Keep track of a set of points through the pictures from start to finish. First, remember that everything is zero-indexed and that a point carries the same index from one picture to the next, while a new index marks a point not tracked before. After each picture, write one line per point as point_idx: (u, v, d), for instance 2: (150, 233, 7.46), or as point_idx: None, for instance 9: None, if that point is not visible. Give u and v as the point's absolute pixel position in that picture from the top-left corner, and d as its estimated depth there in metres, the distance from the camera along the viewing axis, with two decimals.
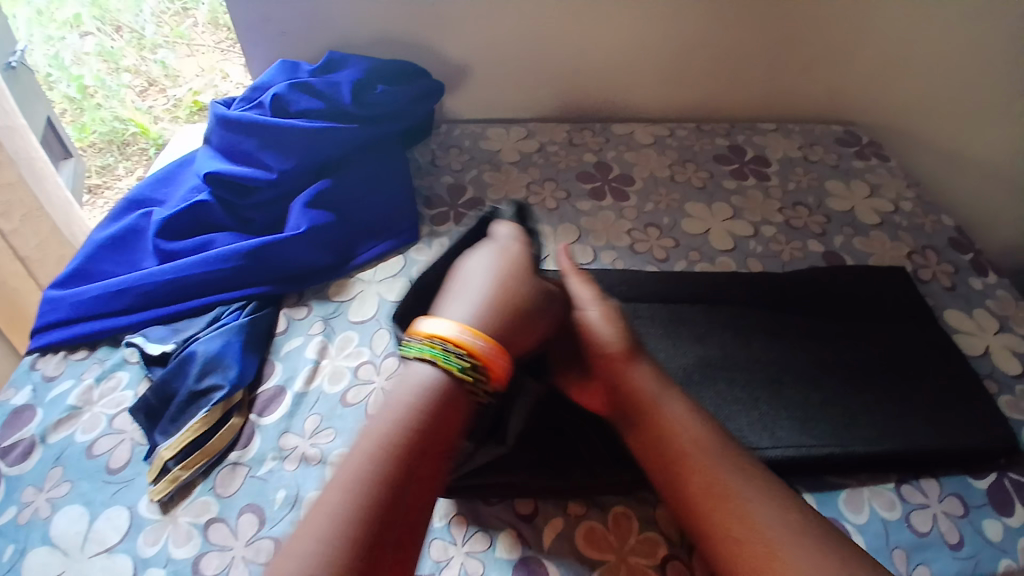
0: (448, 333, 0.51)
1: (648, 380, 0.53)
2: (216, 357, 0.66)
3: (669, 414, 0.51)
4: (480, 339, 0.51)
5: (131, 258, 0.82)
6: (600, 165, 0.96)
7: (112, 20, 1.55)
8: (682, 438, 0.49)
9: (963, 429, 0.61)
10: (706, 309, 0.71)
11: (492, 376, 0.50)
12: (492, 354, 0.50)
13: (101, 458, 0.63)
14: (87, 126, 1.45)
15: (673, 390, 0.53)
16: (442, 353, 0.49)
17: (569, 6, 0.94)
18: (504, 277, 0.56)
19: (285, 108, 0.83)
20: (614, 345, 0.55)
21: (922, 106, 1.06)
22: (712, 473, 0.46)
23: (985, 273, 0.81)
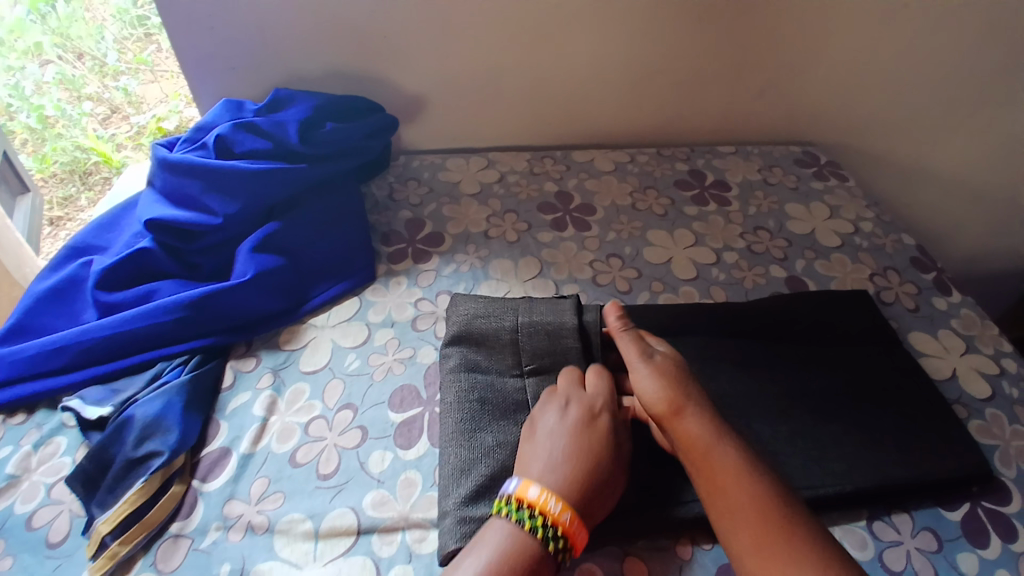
0: (546, 501, 0.50)
1: (699, 423, 0.54)
2: (155, 421, 0.62)
3: (721, 458, 0.52)
4: (570, 512, 0.50)
5: (72, 310, 0.77)
6: (561, 195, 0.95)
7: (74, 45, 1.32)
8: (739, 487, 0.50)
9: (938, 461, 0.60)
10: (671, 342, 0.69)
11: (573, 549, 0.50)
12: (577, 529, 0.50)
13: (40, 530, 0.58)
14: (49, 157, 1.29)
15: (726, 437, 0.53)
16: (524, 514, 0.50)
17: (526, 36, 0.93)
18: (589, 433, 0.55)
19: (228, 148, 0.80)
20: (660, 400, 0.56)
21: (877, 126, 1.08)
22: (771, 523, 0.48)
23: (949, 292, 0.81)
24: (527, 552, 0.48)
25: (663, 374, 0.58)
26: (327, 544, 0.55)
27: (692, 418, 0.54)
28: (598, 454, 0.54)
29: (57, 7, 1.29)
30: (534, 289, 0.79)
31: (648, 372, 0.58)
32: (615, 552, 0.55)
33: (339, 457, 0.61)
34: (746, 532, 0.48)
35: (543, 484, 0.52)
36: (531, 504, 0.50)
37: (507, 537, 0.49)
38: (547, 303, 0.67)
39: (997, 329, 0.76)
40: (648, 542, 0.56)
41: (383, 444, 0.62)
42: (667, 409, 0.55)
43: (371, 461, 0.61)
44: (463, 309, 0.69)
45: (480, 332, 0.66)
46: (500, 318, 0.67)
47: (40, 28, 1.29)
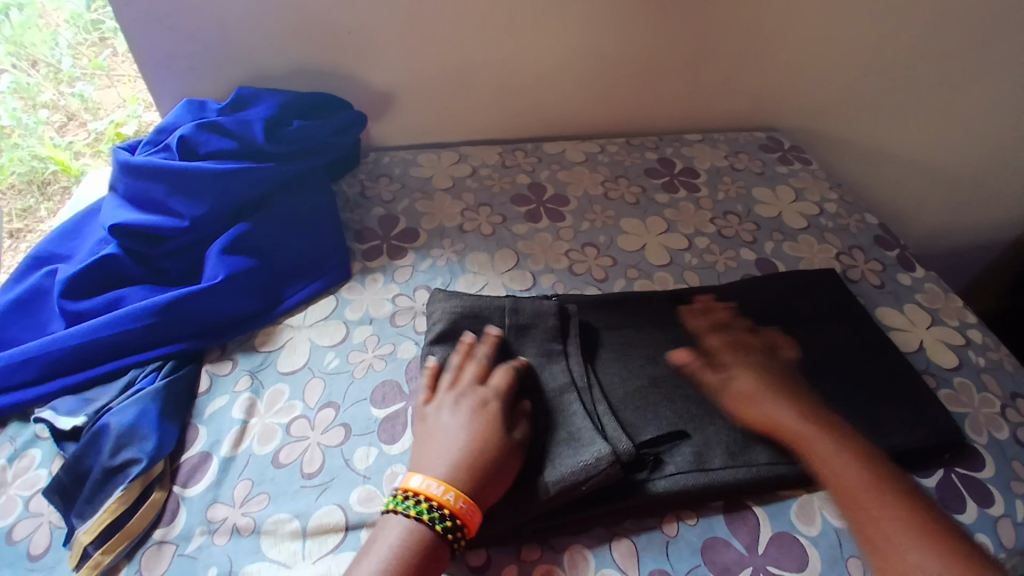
0: (429, 486, 0.52)
1: (797, 421, 0.60)
2: (131, 429, 0.60)
3: (823, 448, 0.58)
4: (454, 491, 0.51)
5: (38, 320, 0.74)
6: (534, 186, 0.95)
7: (29, 53, 1.06)
8: (842, 476, 0.56)
9: (909, 428, 0.62)
10: (650, 330, 0.70)
11: (468, 529, 0.51)
12: (465, 509, 0.51)
13: (20, 544, 0.56)
14: (4, 167, 1.05)
15: (819, 422, 0.60)
16: (411, 504, 0.51)
17: (494, 27, 0.93)
18: (478, 432, 0.55)
19: (193, 150, 0.78)
20: (751, 391, 0.63)
21: (835, 110, 1.12)
22: (878, 488, 0.55)
23: (911, 268, 0.85)
24: (420, 543, 0.50)
25: (753, 372, 0.64)
26: (315, 543, 0.55)
27: (786, 418, 0.61)
28: (484, 446, 0.54)
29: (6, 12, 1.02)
30: (512, 281, 0.80)
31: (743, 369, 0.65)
32: (601, 529, 0.56)
33: (323, 455, 0.61)
34: (858, 497, 0.55)
35: (429, 474, 0.53)
36: (416, 494, 0.52)
37: (398, 531, 0.50)
38: (531, 302, 0.69)
39: (958, 302, 0.80)
40: (635, 521, 0.57)
41: (368, 440, 0.62)
42: (753, 407, 0.62)
43: (356, 458, 0.61)
44: (444, 304, 0.69)
45: (467, 330, 0.67)
46: (488, 319, 0.67)
47: None
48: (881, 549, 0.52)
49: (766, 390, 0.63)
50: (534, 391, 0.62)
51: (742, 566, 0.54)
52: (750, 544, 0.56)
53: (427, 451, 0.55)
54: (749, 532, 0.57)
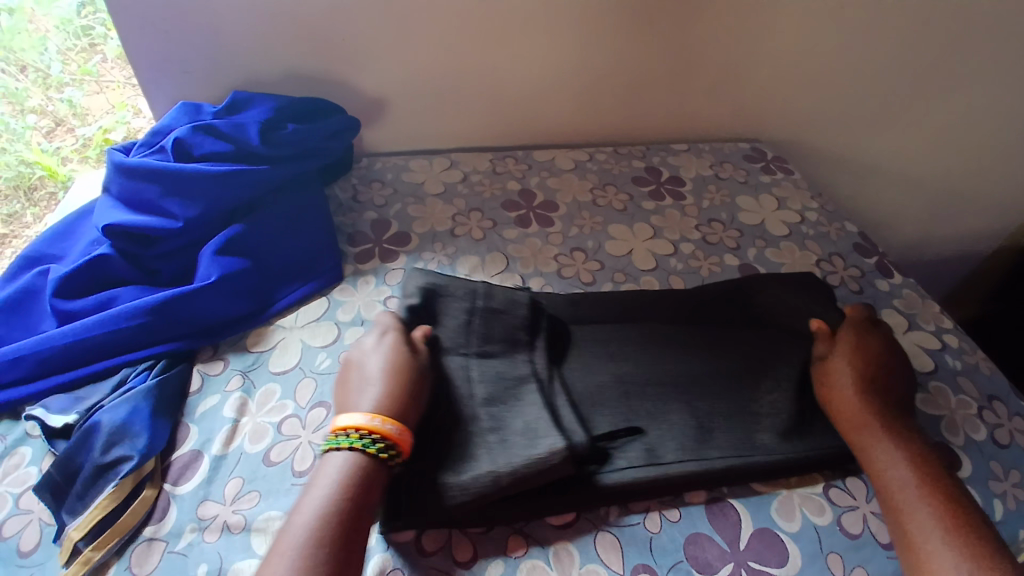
0: (355, 420, 0.55)
1: (872, 415, 0.61)
2: (123, 426, 0.60)
3: (885, 451, 0.59)
4: (380, 417, 0.55)
5: (28, 321, 0.74)
6: (524, 193, 0.97)
7: (17, 57, 1.04)
8: (893, 478, 0.57)
9: None
10: (620, 328, 0.72)
11: (402, 448, 0.55)
12: (395, 432, 0.55)
13: (10, 540, 0.56)
14: None
15: (896, 422, 0.60)
16: (345, 440, 0.54)
17: (485, 36, 0.95)
18: (389, 363, 0.60)
19: (187, 152, 0.79)
20: (842, 379, 0.64)
21: (816, 122, 1.15)
22: (929, 493, 0.55)
23: (890, 275, 0.87)
24: (357, 468, 0.53)
25: (847, 359, 0.65)
26: None
27: (861, 409, 0.61)
28: (398, 374, 0.59)
29: None
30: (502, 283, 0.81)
31: (844, 351, 0.66)
32: (580, 516, 0.58)
33: (314, 454, 0.62)
34: (907, 497, 0.55)
35: (354, 410, 0.57)
36: (346, 431, 0.55)
37: (334, 467, 0.53)
38: (504, 293, 0.69)
39: (936, 307, 0.83)
40: (620, 517, 0.58)
41: None
42: (837, 394, 0.63)
43: None
44: (420, 288, 0.69)
45: (438, 314, 0.67)
46: (459, 300, 0.68)
47: None
48: (914, 548, 0.52)
49: (854, 377, 0.64)
50: (495, 377, 0.62)
51: (725, 562, 0.56)
52: (732, 540, 0.57)
53: (349, 395, 0.59)
54: (732, 528, 0.58)
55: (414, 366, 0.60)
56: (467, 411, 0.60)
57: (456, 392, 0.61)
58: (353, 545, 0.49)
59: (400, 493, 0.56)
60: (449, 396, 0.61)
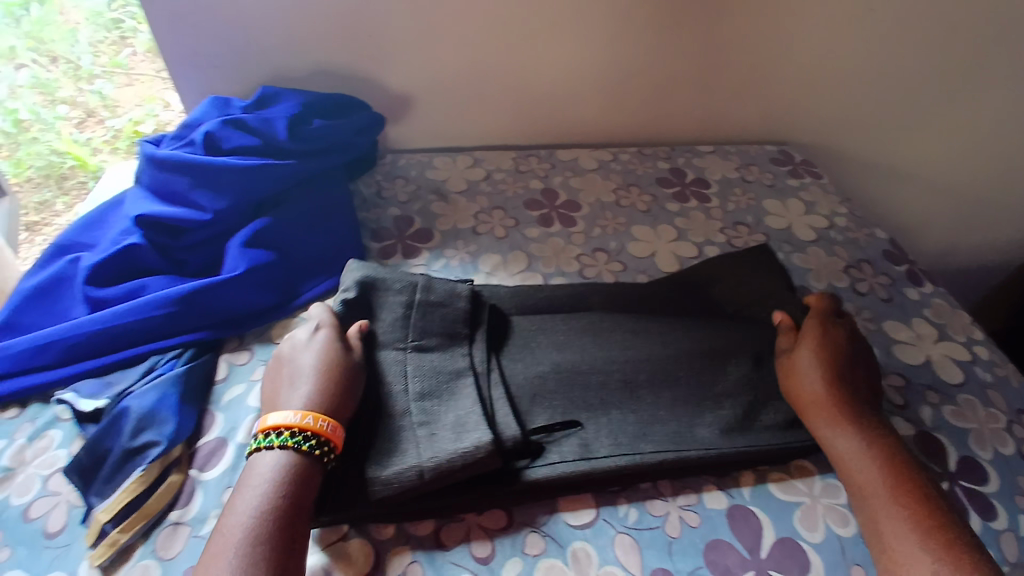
0: (286, 418, 0.55)
1: (839, 412, 0.60)
2: (151, 412, 0.62)
3: (852, 449, 0.58)
4: (310, 415, 0.55)
5: (59, 307, 0.76)
6: (547, 192, 0.97)
7: (49, 48, 1.17)
8: (862, 476, 0.57)
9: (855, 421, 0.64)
10: (564, 318, 0.71)
11: (334, 443, 0.55)
12: (326, 428, 0.55)
13: (37, 522, 0.58)
14: (22, 161, 1.13)
15: (862, 418, 0.60)
16: (276, 438, 0.54)
17: (511, 35, 0.95)
18: (320, 361, 0.60)
19: (217, 145, 0.81)
20: (807, 375, 0.63)
21: (846, 126, 1.13)
22: (896, 491, 0.55)
23: (920, 283, 0.85)
24: (291, 466, 0.53)
25: (811, 349, 0.64)
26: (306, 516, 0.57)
27: (827, 407, 0.61)
28: (332, 371, 0.59)
29: (30, 9, 1.15)
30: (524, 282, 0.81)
31: (807, 343, 0.65)
32: (597, 511, 0.58)
33: None
34: (875, 496, 0.55)
35: (285, 410, 0.57)
36: (276, 429, 0.54)
37: (265, 466, 0.53)
38: (444, 285, 0.68)
39: (966, 318, 0.81)
40: (640, 519, 0.58)
41: None
42: (804, 391, 0.62)
43: None
44: (361, 281, 0.68)
45: (374, 309, 0.67)
46: (397, 293, 0.67)
47: (13, 32, 1.14)
48: (885, 548, 0.53)
49: (819, 372, 0.62)
50: (428, 371, 0.62)
51: (744, 569, 0.55)
52: (753, 548, 0.56)
53: (281, 396, 0.59)
54: (753, 536, 0.57)
55: (345, 362, 0.60)
56: (399, 405, 0.59)
57: (389, 388, 0.60)
58: (292, 542, 0.50)
59: (333, 483, 0.56)
60: (379, 391, 0.61)
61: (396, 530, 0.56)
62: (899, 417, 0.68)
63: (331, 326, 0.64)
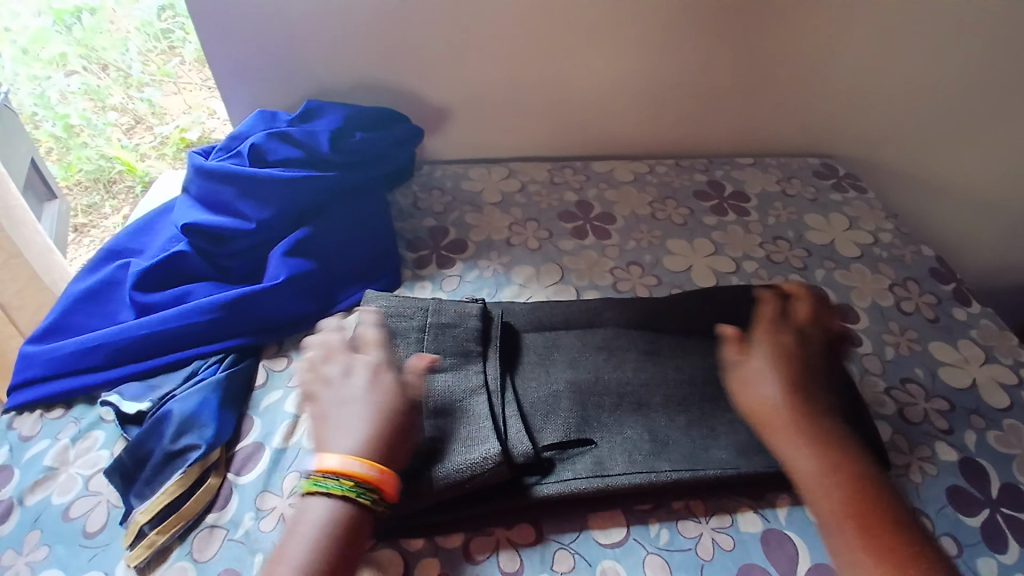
0: (345, 464, 0.52)
1: (795, 423, 0.54)
2: (192, 416, 0.64)
3: (809, 462, 0.52)
4: (370, 463, 0.52)
5: (108, 310, 0.80)
6: (582, 204, 0.97)
7: (99, 56, 1.39)
8: (822, 492, 0.51)
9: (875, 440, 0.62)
10: (580, 334, 0.72)
11: (389, 495, 0.53)
12: (384, 479, 0.52)
13: (76, 522, 0.60)
14: (73, 165, 1.43)
15: (818, 428, 0.54)
16: (335, 485, 0.51)
17: (547, 47, 0.96)
18: (380, 400, 0.57)
19: (262, 156, 0.83)
20: (760, 385, 0.57)
21: (893, 138, 1.09)
22: (860, 509, 0.49)
23: (969, 303, 0.81)
24: (341, 514, 0.51)
25: (766, 358, 0.59)
26: None
27: (782, 417, 0.55)
28: (392, 413, 0.56)
29: (82, 18, 1.36)
30: (557, 295, 0.81)
31: (761, 351, 0.60)
32: (627, 530, 0.58)
33: None
34: (838, 515, 0.49)
35: (341, 451, 0.53)
36: (335, 475, 0.52)
37: (321, 512, 0.51)
38: (455, 306, 0.70)
39: (1015, 339, 0.77)
40: (670, 541, 0.57)
41: None
42: (759, 401, 0.57)
43: None
44: (374, 306, 0.70)
45: (392, 331, 0.68)
46: (410, 317, 0.69)
47: (64, 38, 1.36)
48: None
49: (774, 381, 0.57)
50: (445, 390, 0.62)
51: None
52: (787, 575, 0.54)
53: (331, 432, 0.55)
54: (787, 562, 0.55)
55: (404, 402, 0.57)
56: None
57: None
58: None
59: None
60: None
61: (426, 543, 0.56)
62: (941, 442, 0.65)
63: (384, 358, 0.61)
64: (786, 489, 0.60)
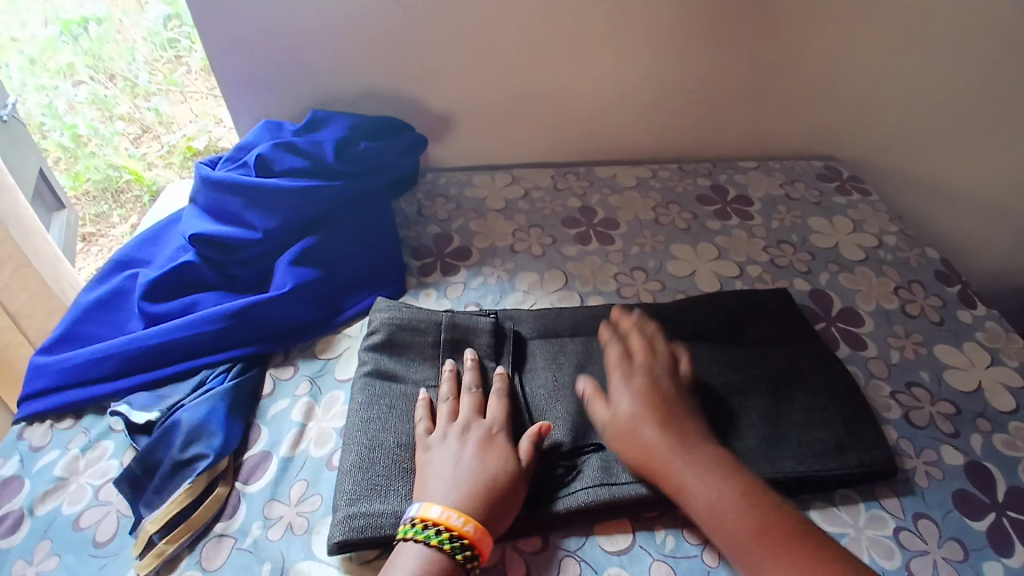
0: (448, 517, 0.52)
1: (671, 457, 0.55)
2: (201, 425, 0.65)
3: (696, 493, 0.53)
4: (473, 522, 0.52)
5: (117, 320, 0.81)
6: (585, 210, 0.97)
7: (105, 66, 1.42)
8: (717, 520, 0.52)
9: (876, 441, 0.62)
10: (585, 341, 0.72)
11: (482, 558, 0.51)
12: (481, 538, 0.51)
13: (86, 531, 0.61)
14: (81, 175, 1.48)
15: (694, 456, 0.55)
16: (434, 536, 0.51)
17: (550, 54, 0.96)
18: (493, 463, 0.56)
19: (269, 166, 0.84)
20: (634, 429, 0.58)
21: (897, 140, 1.08)
22: (755, 524, 0.50)
23: (974, 305, 0.81)
24: (436, 570, 0.50)
25: (626, 411, 0.59)
26: None
27: (663, 454, 0.56)
28: (501, 477, 0.55)
29: (88, 30, 1.40)
30: (560, 302, 0.81)
31: (624, 402, 0.60)
32: (633, 536, 0.58)
33: None
34: (737, 542, 0.50)
35: (445, 503, 0.53)
36: (436, 526, 0.51)
37: (416, 562, 0.50)
38: (467, 319, 0.71)
39: (1021, 342, 0.76)
40: (676, 547, 0.57)
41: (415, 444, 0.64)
42: (638, 445, 0.57)
43: None
44: (383, 316, 0.71)
45: (404, 345, 0.69)
46: (422, 331, 0.70)
47: (71, 49, 1.41)
48: None
49: (645, 424, 0.58)
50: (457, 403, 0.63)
51: None
52: None
53: (437, 481, 0.55)
54: None
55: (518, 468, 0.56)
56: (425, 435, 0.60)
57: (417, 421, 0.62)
58: None
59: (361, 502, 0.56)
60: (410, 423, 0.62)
61: None
62: (947, 445, 0.65)
63: (500, 416, 0.61)
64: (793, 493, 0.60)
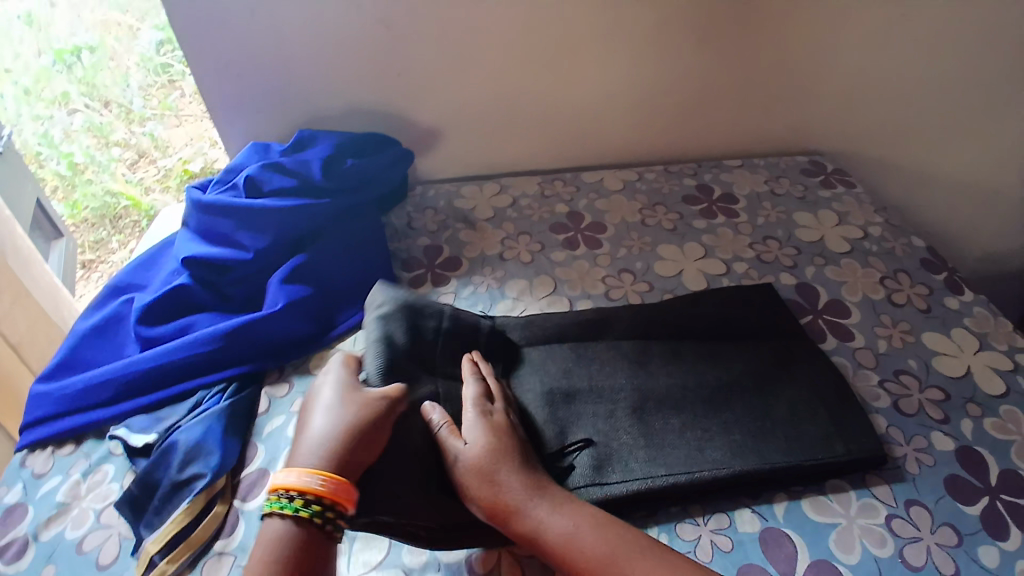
0: (286, 478, 0.51)
1: (523, 493, 0.53)
2: (197, 445, 0.66)
3: (552, 530, 0.51)
4: (313, 473, 0.51)
5: (115, 345, 0.82)
6: (572, 215, 0.98)
7: (101, 94, 1.47)
8: (573, 554, 0.50)
9: (868, 432, 0.63)
10: (574, 345, 0.72)
11: (336, 499, 0.51)
12: (325, 485, 0.51)
13: (90, 554, 0.62)
14: (79, 203, 1.47)
15: (542, 491, 0.53)
16: (278, 502, 0.51)
17: (532, 64, 0.98)
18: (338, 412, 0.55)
19: (258, 187, 0.86)
20: (485, 468, 0.54)
21: (880, 132, 1.10)
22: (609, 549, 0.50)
23: (961, 291, 0.82)
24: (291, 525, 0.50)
25: (485, 445, 0.55)
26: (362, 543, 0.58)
27: (518, 494, 0.53)
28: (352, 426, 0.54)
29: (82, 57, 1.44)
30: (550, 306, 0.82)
31: (476, 438, 0.56)
32: None
33: None
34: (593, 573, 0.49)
35: (292, 467, 0.52)
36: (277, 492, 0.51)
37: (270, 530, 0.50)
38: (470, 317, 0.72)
39: (1010, 326, 0.77)
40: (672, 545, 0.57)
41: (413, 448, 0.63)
42: (491, 487, 0.53)
43: None
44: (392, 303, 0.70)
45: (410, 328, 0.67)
46: (429, 319, 0.69)
47: (66, 78, 1.44)
48: None
49: (498, 460, 0.54)
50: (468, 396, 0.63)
51: None
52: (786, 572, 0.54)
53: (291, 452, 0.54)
54: (786, 560, 0.55)
55: (371, 410, 0.56)
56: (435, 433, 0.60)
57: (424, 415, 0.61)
58: None
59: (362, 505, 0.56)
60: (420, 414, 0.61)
61: (427, 560, 0.57)
62: (938, 432, 0.65)
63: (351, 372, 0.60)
64: (784, 487, 0.61)
